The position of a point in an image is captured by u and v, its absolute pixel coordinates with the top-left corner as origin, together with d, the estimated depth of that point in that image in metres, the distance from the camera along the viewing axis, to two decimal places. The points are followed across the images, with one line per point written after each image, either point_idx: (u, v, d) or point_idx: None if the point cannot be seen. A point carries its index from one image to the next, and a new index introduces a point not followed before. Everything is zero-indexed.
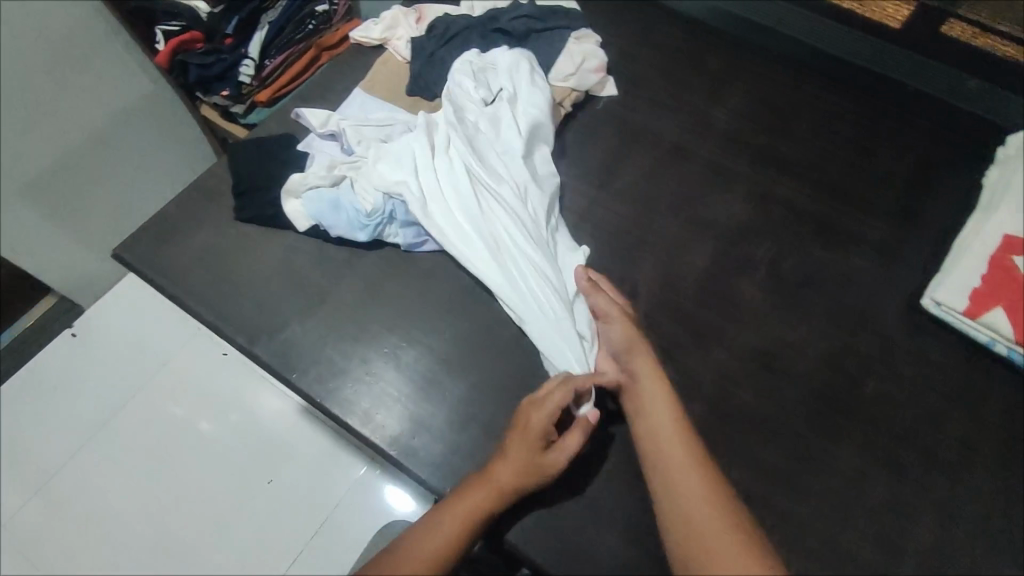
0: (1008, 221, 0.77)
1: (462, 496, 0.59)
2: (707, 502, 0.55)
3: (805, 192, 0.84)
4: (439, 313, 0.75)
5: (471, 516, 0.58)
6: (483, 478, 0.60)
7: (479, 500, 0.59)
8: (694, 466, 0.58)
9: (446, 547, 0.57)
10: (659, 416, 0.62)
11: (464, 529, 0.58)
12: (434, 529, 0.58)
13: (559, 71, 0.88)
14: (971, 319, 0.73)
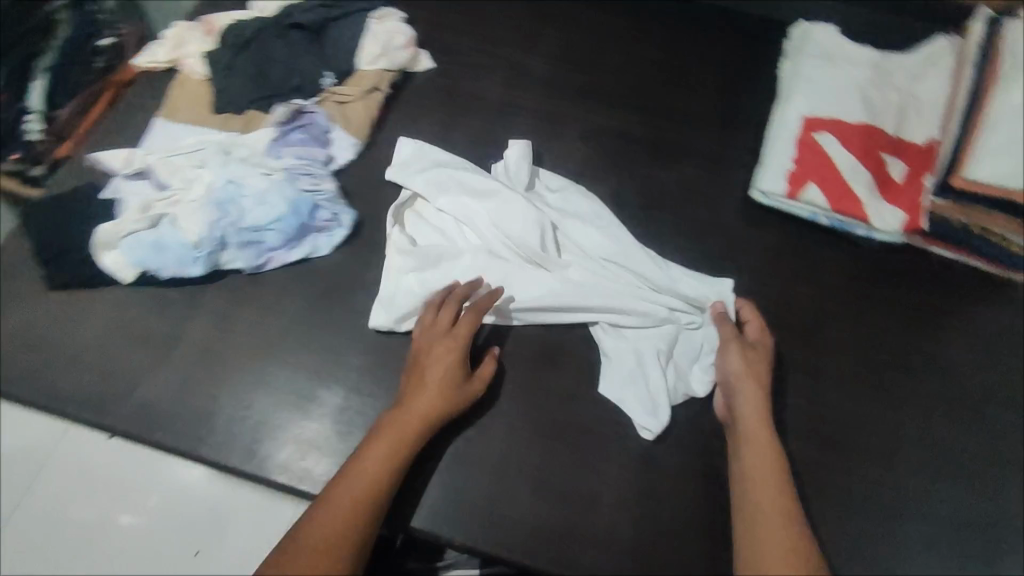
0: (804, 104, 0.81)
1: (374, 442, 0.59)
2: (778, 504, 0.56)
3: (631, 120, 0.87)
4: (300, 328, 0.72)
5: (390, 461, 0.59)
6: (389, 421, 0.61)
7: (391, 440, 0.60)
8: (778, 469, 0.59)
9: (366, 495, 0.56)
10: (757, 426, 0.61)
11: (381, 472, 0.57)
12: (351, 478, 0.56)
13: (366, 54, 0.85)
14: (792, 199, 0.78)
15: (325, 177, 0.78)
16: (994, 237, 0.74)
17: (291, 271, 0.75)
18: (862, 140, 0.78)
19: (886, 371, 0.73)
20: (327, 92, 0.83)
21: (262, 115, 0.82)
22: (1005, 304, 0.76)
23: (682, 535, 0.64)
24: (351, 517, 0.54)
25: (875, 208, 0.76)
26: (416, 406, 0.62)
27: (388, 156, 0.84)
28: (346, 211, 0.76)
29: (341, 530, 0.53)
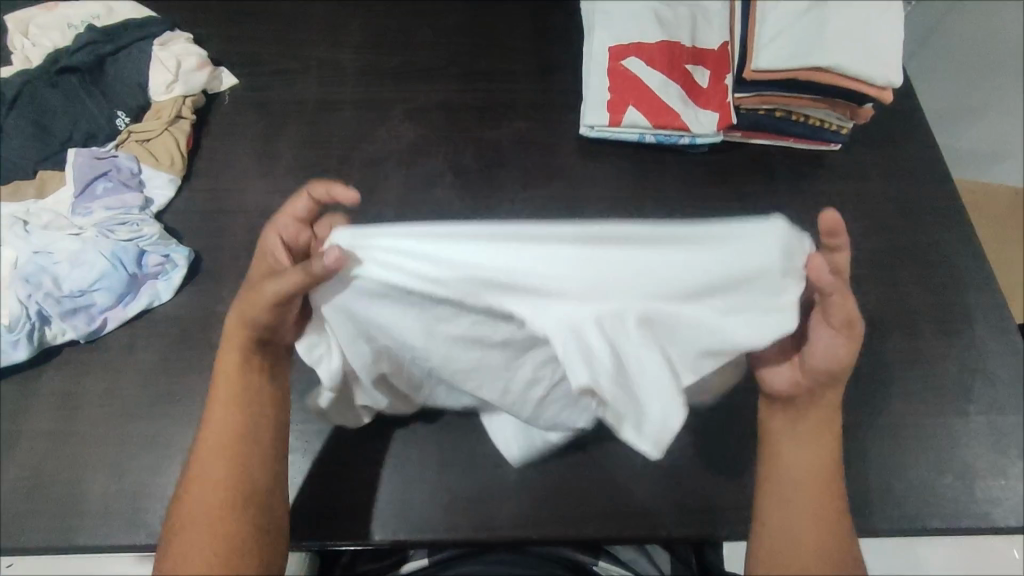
0: (606, 36, 0.84)
1: (213, 413, 0.58)
2: (807, 461, 0.58)
3: (453, 91, 0.88)
4: (155, 382, 0.67)
5: (237, 415, 0.57)
6: (218, 385, 0.58)
7: (227, 403, 0.58)
8: (826, 478, 0.57)
9: (230, 461, 0.56)
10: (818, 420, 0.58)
11: (234, 431, 0.57)
12: (207, 452, 0.57)
13: (158, 82, 0.80)
14: (616, 126, 0.81)
15: (145, 220, 0.72)
16: (796, 117, 0.81)
17: (131, 326, 0.69)
18: (665, 55, 0.82)
19: None
20: (125, 132, 0.78)
21: (56, 174, 0.74)
22: (823, 174, 0.83)
23: (589, 465, 0.66)
24: (228, 484, 0.56)
25: (691, 116, 0.80)
26: (235, 358, 0.58)
27: (211, 182, 0.79)
28: (178, 249, 0.71)
29: (223, 499, 0.55)
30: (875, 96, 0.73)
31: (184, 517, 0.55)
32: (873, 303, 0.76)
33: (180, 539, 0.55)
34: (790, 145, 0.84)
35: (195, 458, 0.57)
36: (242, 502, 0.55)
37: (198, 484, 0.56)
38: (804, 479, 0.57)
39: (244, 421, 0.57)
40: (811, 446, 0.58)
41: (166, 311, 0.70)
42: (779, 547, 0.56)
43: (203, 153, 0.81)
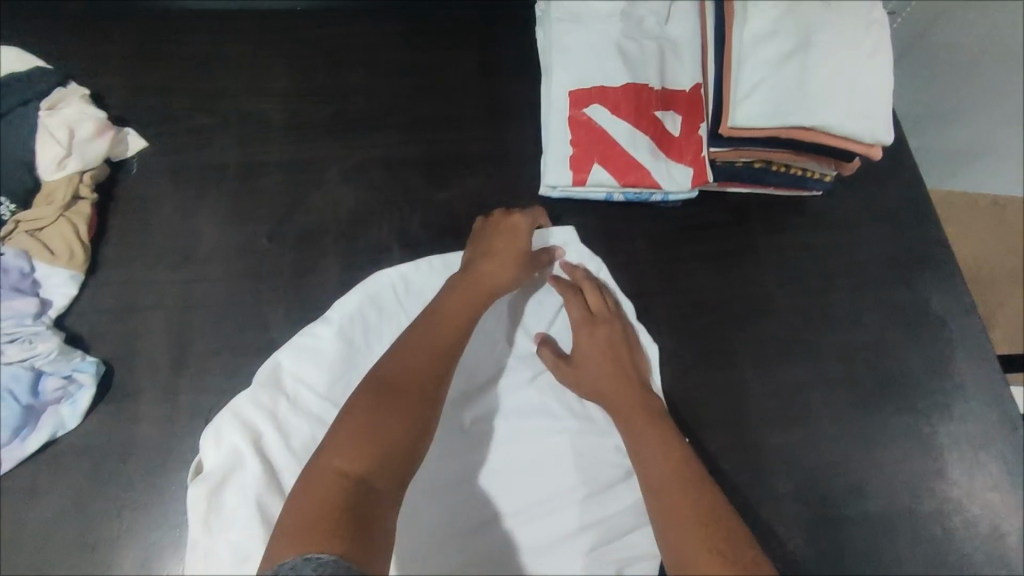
0: (565, 78, 0.75)
1: (438, 313, 0.62)
2: (602, 377, 0.64)
3: (398, 143, 0.78)
4: (69, 528, 0.59)
5: (454, 325, 0.61)
6: (460, 276, 0.65)
7: (457, 297, 0.63)
8: (625, 382, 0.64)
9: (431, 360, 0.58)
10: (605, 346, 0.66)
11: (441, 334, 0.60)
12: (415, 349, 0.58)
13: (47, 159, 0.68)
14: (581, 186, 0.73)
15: (41, 333, 0.62)
16: (777, 166, 0.73)
17: (36, 460, 0.60)
18: (632, 103, 0.74)
19: (717, 331, 0.71)
20: (12, 222, 0.67)
21: None
22: (803, 224, 0.77)
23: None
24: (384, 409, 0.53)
25: (662, 172, 0.72)
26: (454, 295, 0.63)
27: (122, 272, 0.69)
28: (83, 365, 0.62)
29: (392, 395, 0.54)
30: (865, 152, 0.66)
31: (384, 396, 0.54)
32: (861, 373, 0.70)
33: (339, 426, 0.52)
34: (769, 193, 0.77)
35: (394, 354, 0.58)
36: (417, 416, 0.54)
37: (385, 382, 0.55)
38: (674, 459, 0.57)
39: (452, 354, 0.59)
40: (657, 438, 0.59)
41: (75, 437, 0.61)
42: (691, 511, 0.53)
43: (111, 236, 0.70)
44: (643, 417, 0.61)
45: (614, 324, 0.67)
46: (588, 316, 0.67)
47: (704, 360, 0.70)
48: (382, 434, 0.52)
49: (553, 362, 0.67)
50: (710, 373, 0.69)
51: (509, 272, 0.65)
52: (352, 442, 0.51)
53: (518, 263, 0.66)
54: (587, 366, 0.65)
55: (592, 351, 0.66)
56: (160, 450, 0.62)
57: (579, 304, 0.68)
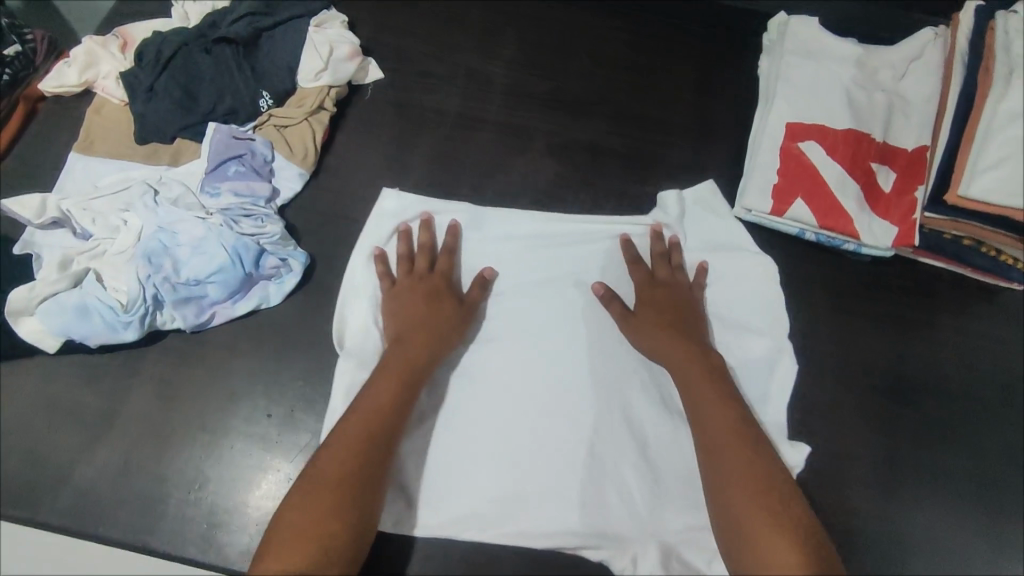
0: (786, 110, 0.76)
1: (368, 403, 0.58)
2: (663, 343, 0.65)
3: (602, 130, 0.81)
4: (254, 392, 0.65)
5: (385, 408, 0.58)
6: (391, 358, 0.62)
7: (391, 380, 0.60)
8: (694, 366, 0.63)
9: (353, 444, 0.55)
10: (658, 313, 0.67)
11: (374, 418, 0.57)
12: (340, 440, 0.55)
13: (307, 69, 0.76)
14: (777, 217, 0.73)
15: (269, 216, 0.70)
16: (985, 249, 0.71)
17: (240, 326, 0.67)
18: (849, 149, 0.73)
19: (876, 395, 0.70)
20: (265, 114, 0.75)
21: (193, 144, 0.74)
22: (992, 314, 0.74)
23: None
24: (323, 500, 0.51)
25: (864, 223, 0.71)
26: (381, 383, 0.60)
27: (340, 182, 0.75)
28: (295, 254, 0.69)
29: (322, 491, 0.52)
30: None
31: (311, 483, 0.52)
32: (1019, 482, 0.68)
33: (276, 524, 0.51)
34: (963, 272, 0.75)
35: (320, 449, 0.56)
36: (352, 499, 0.52)
37: (312, 472, 0.53)
38: (740, 453, 0.56)
39: (375, 435, 0.56)
40: (719, 421, 0.58)
41: (275, 316, 0.68)
42: (739, 506, 0.53)
43: (336, 149, 0.77)
44: (706, 382, 0.61)
45: (676, 287, 0.69)
46: (649, 277, 0.70)
47: (860, 418, 0.70)
48: (319, 513, 0.51)
49: (620, 314, 0.68)
50: (858, 433, 0.69)
51: (429, 329, 0.64)
52: (295, 532, 0.50)
53: (431, 306, 0.65)
54: (647, 320, 0.67)
55: (653, 304, 0.68)
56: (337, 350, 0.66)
57: (643, 270, 0.70)
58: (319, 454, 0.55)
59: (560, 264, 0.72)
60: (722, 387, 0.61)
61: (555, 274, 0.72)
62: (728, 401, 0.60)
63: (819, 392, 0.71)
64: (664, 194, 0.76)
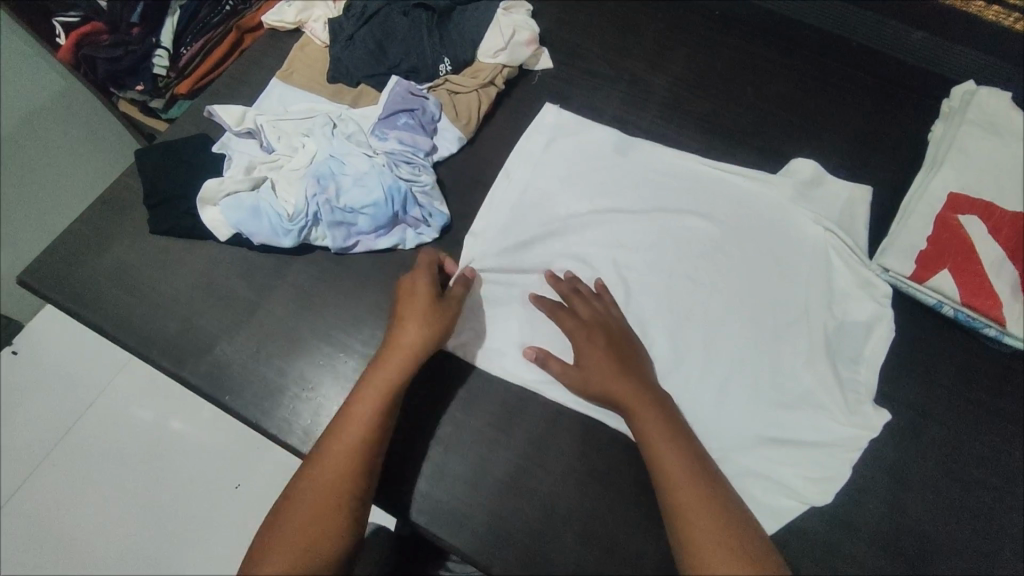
0: (952, 179, 0.73)
1: (351, 417, 0.59)
2: (614, 386, 0.64)
3: (750, 160, 0.81)
4: (373, 318, 0.71)
5: (369, 421, 0.60)
6: (381, 366, 0.62)
7: (378, 394, 0.61)
8: (658, 409, 0.63)
9: (345, 458, 0.58)
10: (602, 361, 0.65)
11: (368, 425, 0.59)
12: (332, 448, 0.58)
13: (487, 46, 0.82)
14: (917, 282, 0.70)
15: (426, 168, 0.77)
16: None
17: (376, 259, 0.74)
18: (1015, 230, 0.70)
19: (983, 493, 0.66)
20: (442, 79, 0.82)
21: (374, 92, 0.82)
22: None
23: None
24: (317, 512, 0.55)
25: (1014, 311, 0.67)
26: (377, 385, 0.61)
27: (491, 154, 0.81)
28: (439, 209, 0.75)
29: (314, 505, 0.55)
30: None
31: (297, 501, 0.56)
32: None
33: (271, 538, 0.54)
34: None
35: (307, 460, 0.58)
36: (339, 511, 0.56)
37: (302, 488, 0.56)
38: (709, 510, 0.57)
39: (370, 449, 0.59)
40: (687, 475, 0.59)
41: (408, 260, 0.74)
42: (714, 558, 0.54)
43: (494, 124, 0.83)
44: (655, 415, 0.62)
45: (608, 325, 0.68)
46: (575, 317, 0.68)
47: (960, 506, 0.66)
48: (308, 529, 0.54)
49: (556, 363, 0.67)
50: (957, 524, 0.65)
51: (418, 339, 0.64)
52: (286, 544, 0.53)
53: (427, 325, 0.65)
54: (591, 362, 0.65)
55: (592, 352, 0.65)
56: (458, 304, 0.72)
57: (568, 313, 0.69)
58: (308, 464, 0.58)
59: (687, 251, 0.74)
60: (675, 429, 0.62)
61: (684, 221, 0.76)
62: (681, 443, 0.61)
63: (923, 473, 0.67)
64: (797, 159, 0.79)
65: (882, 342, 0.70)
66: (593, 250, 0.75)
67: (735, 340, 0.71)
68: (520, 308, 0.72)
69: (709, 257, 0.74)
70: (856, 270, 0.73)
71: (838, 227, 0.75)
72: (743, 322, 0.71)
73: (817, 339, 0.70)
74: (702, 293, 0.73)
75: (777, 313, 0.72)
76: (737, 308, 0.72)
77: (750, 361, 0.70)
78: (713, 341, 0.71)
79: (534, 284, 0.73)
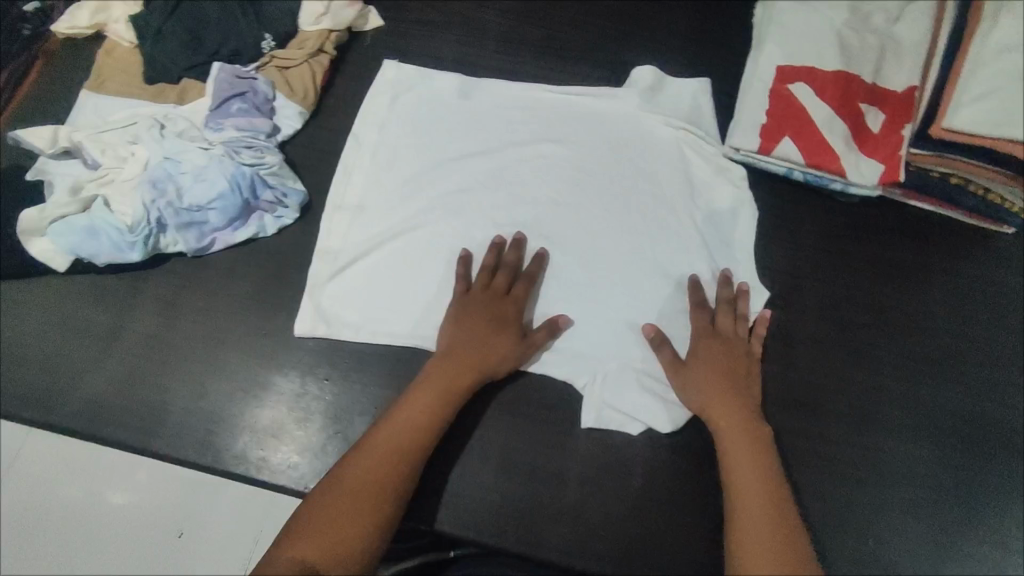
0: (777, 53, 0.77)
1: (401, 418, 0.60)
2: (709, 390, 0.63)
3: (595, 77, 0.82)
4: (248, 312, 0.68)
5: (424, 420, 0.60)
6: (438, 368, 0.63)
7: (438, 393, 0.62)
8: (743, 425, 0.62)
9: (387, 458, 0.58)
10: (702, 371, 0.64)
11: (413, 430, 0.60)
12: (381, 439, 0.59)
13: (308, 13, 0.79)
14: (762, 155, 0.74)
15: (270, 149, 0.73)
16: (974, 188, 0.71)
17: (238, 254, 0.71)
18: (838, 89, 0.73)
19: (861, 330, 0.71)
20: (268, 56, 0.78)
21: (198, 84, 0.77)
22: (986, 259, 0.74)
23: (663, 525, 0.63)
24: (357, 500, 0.56)
25: (851, 161, 0.72)
26: (448, 367, 0.63)
27: (338, 124, 0.79)
28: (293, 187, 0.72)
29: (356, 493, 0.56)
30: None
31: (340, 486, 0.57)
32: (1003, 411, 0.68)
33: (309, 514, 0.55)
34: (956, 218, 0.75)
35: (351, 454, 0.59)
36: (365, 514, 0.55)
37: (343, 478, 0.57)
38: (770, 527, 0.56)
39: (418, 451, 0.59)
40: (746, 435, 0.61)
41: (272, 247, 0.71)
42: (756, 563, 0.54)
43: (335, 94, 0.80)
44: (741, 429, 0.62)
45: (736, 345, 0.66)
46: (708, 327, 0.67)
47: (843, 347, 0.70)
48: (338, 518, 0.54)
49: (669, 361, 0.66)
50: (843, 364, 0.69)
51: (502, 347, 0.64)
52: (319, 530, 0.54)
53: (506, 333, 0.65)
54: (698, 370, 0.65)
55: (707, 358, 0.65)
56: (322, 284, 0.69)
57: (706, 318, 0.67)
58: (359, 449, 0.59)
59: (552, 176, 0.75)
60: (760, 441, 0.61)
61: (541, 146, 0.76)
62: (762, 459, 0.60)
63: (804, 327, 0.71)
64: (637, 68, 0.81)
65: (741, 220, 0.74)
66: (459, 192, 0.74)
67: (612, 247, 0.72)
68: (392, 271, 0.70)
69: (573, 176, 0.75)
70: (705, 159, 0.76)
71: (686, 121, 0.78)
72: (616, 228, 0.73)
73: (685, 230, 0.73)
74: (573, 210, 0.73)
75: (645, 212, 0.74)
76: (607, 217, 0.73)
77: (635, 267, 0.72)
78: (591, 253, 0.72)
79: (402, 243, 0.71)
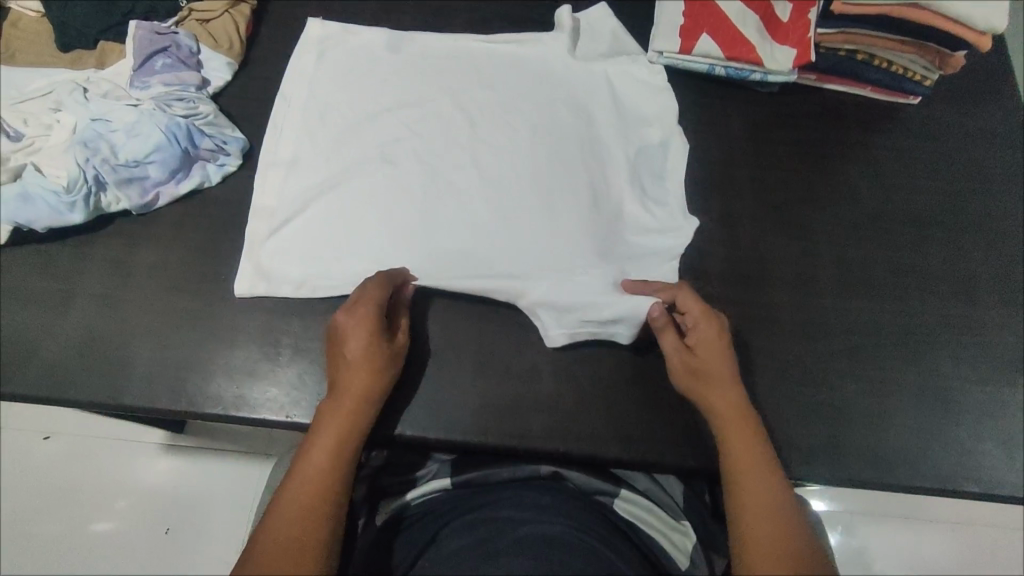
0: None
1: (307, 469, 0.55)
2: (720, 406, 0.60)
3: (519, 3, 0.84)
4: (204, 262, 0.68)
5: (332, 468, 0.56)
6: (325, 414, 0.58)
7: (335, 435, 0.57)
8: (752, 440, 0.59)
9: (306, 517, 0.53)
10: (707, 384, 0.61)
11: (324, 479, 0.55)
12: (290, 496, 0.54)
13: None
14: (685, 55, 0.77)
15: (201, 100, 0.72)
16: (878, 62, 0.77)
17: (185, 208, 0.70)
18: None
19: (793, 206, 0.76)
20: (185, 10, 0.76)
21: (117, 47, 0.75)
22: (897, 128, 0.80)
23: (635, 402, 0.67)
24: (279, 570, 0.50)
25: (766, 50, 0.76)
26: (334, 407, 0.59)
27: (270, 72, 0.79)
28: (231, 135, 0.72)
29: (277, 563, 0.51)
30: (961, 39, 0.70)
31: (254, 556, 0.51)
32: (925, 259, 0.74)
33: None
34: (865, 94, 0.81)
35: (265, 516, 0.54)
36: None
37: (260, 544, 0.52)
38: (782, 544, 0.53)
39: (333, 502, 0.55)
40: (753, 448, 0.58)
41: (220, 197, 0.71)
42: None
43: (262, 44, 0.80)
44: (751, 445, 0.58)
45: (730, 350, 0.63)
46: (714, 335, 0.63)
47: (778, 222, 0.75)
48: None
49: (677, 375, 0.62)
50: (781, 238, 0.74)
51: (371, 366, 0.60)
52: None
53: (372, 348, 0.60)
54: (707, 385, 0.61)
55: (713, 368, 0.61)
56: (273, 228, 0.69)
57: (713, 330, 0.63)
58: (270, 515, 0.53)
59: (488, 98, 0.77)
60: (768, 458, 0.58)
61: (472, 73, 0.78)
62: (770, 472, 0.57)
63: (742, 209, 0.75)
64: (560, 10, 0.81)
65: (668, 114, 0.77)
66: (397, 122, 0.75)
67: (552, 156, 0.74)
68: (335, 209, 0.70)
69: (507, 96, 0.77)
70: (629, 65, 0.79)
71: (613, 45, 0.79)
72: (553, 136, 0.75)
73: (618, 133, 0.76)
74: (512, 127, 0.75)
75: (579, 121, 0.76)
76: (544, 129, 0.75)
77: (565, 182, 0.73)
78: (532, 163, 0.74)
79: (346, 177, 0.71)
